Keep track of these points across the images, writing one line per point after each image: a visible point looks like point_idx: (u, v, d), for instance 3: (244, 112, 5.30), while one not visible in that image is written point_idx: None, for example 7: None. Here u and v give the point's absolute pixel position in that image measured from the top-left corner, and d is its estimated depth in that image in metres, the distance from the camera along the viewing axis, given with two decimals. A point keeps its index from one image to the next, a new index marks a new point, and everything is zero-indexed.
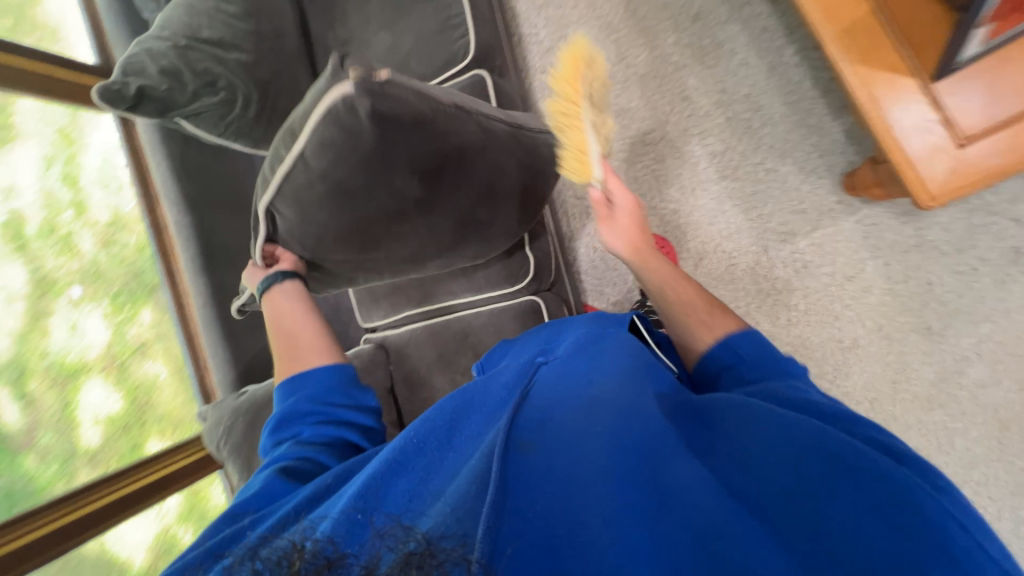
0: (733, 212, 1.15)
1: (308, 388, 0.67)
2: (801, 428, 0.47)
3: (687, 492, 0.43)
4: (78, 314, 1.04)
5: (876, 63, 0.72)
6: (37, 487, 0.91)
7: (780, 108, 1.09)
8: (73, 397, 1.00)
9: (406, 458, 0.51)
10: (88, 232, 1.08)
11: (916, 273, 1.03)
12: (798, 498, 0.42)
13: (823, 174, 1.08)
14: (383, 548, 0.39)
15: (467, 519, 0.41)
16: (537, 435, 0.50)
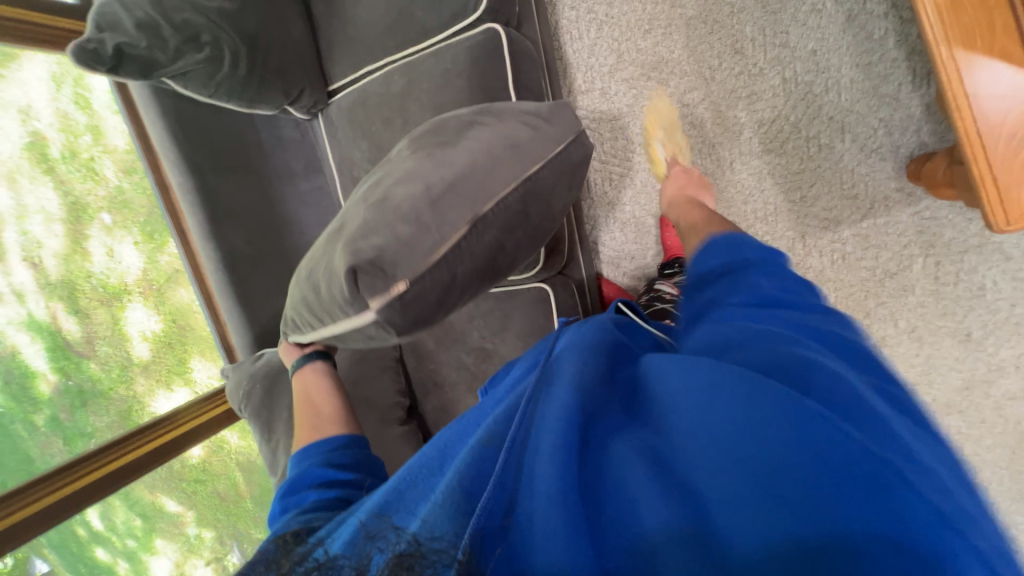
0: (773, 191, 1.03)
1: (315, 451, 0.70)
2: (716, 372, 0.42)
3: (629, 466, 0.39)
4: (111, 238, 1.07)
5: (983, 50, 0.59)
6: (103, 389, 1.02)
7: (850, 70, 0.93)
8: (120, 315, 1.06)
9: (411, 476, 0.52)
10: (108, 157, 1.06)
11: (968, 276, 0.94)
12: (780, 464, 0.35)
13: (885, 155, 0.94)
14: (371, 550, 0.40)
15: (439, 513, 0.39)
16: (500, 429, 0.47)
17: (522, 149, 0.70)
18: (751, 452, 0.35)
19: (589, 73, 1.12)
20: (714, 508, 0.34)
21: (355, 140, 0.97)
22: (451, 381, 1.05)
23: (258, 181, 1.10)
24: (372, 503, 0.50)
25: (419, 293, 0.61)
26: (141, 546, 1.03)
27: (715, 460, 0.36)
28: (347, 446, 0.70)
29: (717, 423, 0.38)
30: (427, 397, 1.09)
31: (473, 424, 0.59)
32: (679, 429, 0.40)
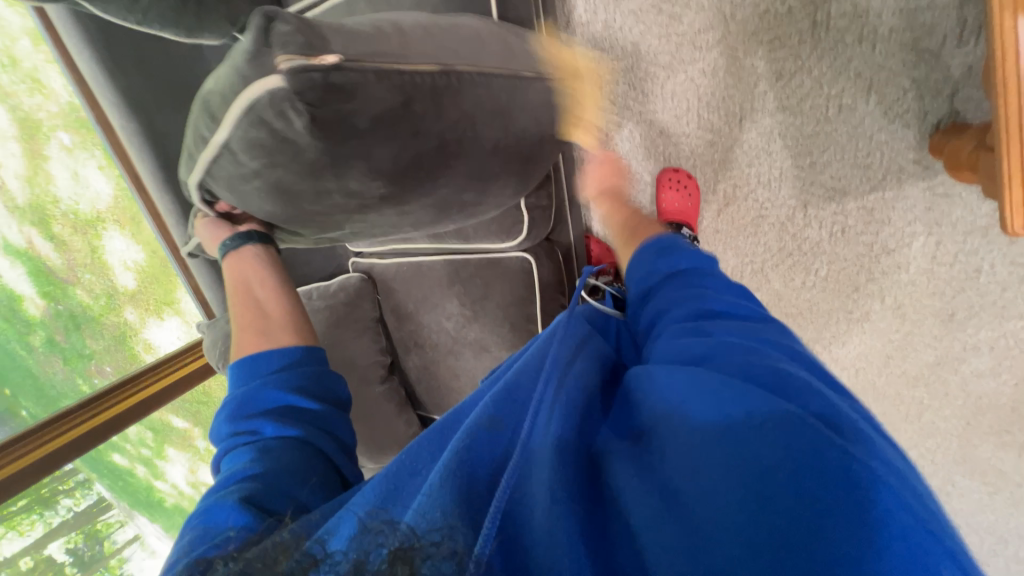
0: (781, 155, 0.94)
1: (267, 370, 0.65)
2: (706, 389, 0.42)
3: (629, 473, 0.39)
4: (74, 161, 0.99)
5: None
6: (95, 317, 1.03)
7: (891, 17, 0.81)
8: (97, 243, 1.03)
9: (413, 461, 0.43)
10: (51, 65, 0.93)
11: (967, 257, 0.90)
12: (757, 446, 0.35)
13: (910, 122, 0.85)
14: (370, 544, 0.31)
15: (448, 508, 0.34)
16: (500, 410, 0.44)
17: (514, 57, 0.70)
18: (743, 452, 0.35)
19: (591, 1, 0.97)
20: (706, 518, 0.34)
21: None
22: (431, 343, 1.04)
23: None
24: (372, 491, 0.41)
25: (355, 81, 0.51)
26: (155, 454, 1.10)
27: (702, 471, 0.36)
28: (300, 363, 0.66)
29: (712, 430, 0.38)
30: (408, 355, 1.09)
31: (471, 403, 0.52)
32: (677, 436, 0.40)
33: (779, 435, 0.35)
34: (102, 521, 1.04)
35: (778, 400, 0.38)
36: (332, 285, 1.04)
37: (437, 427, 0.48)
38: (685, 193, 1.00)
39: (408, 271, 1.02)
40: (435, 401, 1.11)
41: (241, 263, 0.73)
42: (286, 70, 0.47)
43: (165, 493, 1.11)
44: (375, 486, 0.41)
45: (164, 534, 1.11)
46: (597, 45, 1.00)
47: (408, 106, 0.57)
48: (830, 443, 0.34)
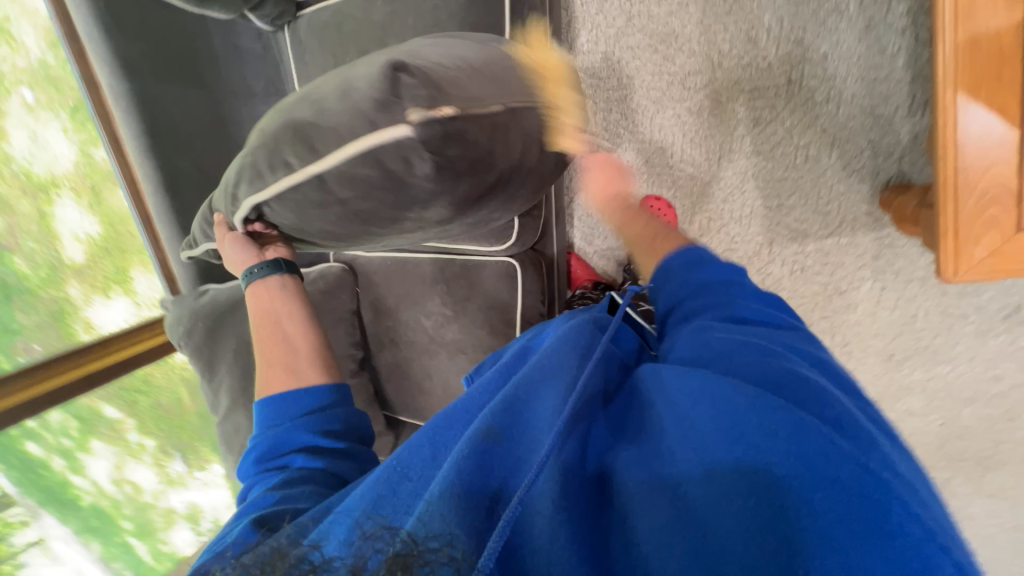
0: (753, 195, 1.02)
1: (298, 412, 0.61)
2: (711, 390, 0.42)
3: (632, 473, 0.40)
4: (34, 120, 0.95)
5: (983, 102, 0.57)
6: (30, 289, 0.97)
7: (854, 84, 0.91)
8: (48, 211, 0.98)
9: (405, 465, 0.44)
10: (28, 19, 0.90)
11: (906, 303, 1.00)
12: (769, 447, 0.36)
13: (865, 179, 0.95)
14: (368, 553, 0.35)
15: (450, 516, 0.35)
16: (499, 420, 0.43)
17: (555, 83, 0.71)
18: (754, 454, 0.36)
19: (593, 33, 1.04)
20: (712, 515, 0.35)
21: (325, 69, 0.87)
22: (407, 340, 1.04)
23: (207, 94, 0.96)
24: (366, 492, 0.42)
25: (458, 135, 0.54)
26: (77, 447, 1.05)
27: (703, 465, 0.37)
28: (335, 404, 0.63)
29: (722, 429, 0.38)
30: (381, 351, 1.08)
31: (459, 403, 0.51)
32: (679, 438, 0.40)
33: (791, 440, 0.35)
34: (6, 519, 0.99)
35: (790, 406, 0.39)
36: (313, 275, 1.04)
37: (432, 429, 0.48)
38: (664, 220, 1.05)
39: (391, 267, 1.02)
40: (404, 400, 1.10)
41: (269, 294, 0.72)
42: (416, 122, 0.51)
43: (83, 491, 1.06)
44: (369, 487, 0.42)
45: (71, 538, 1.08)
46: (594, 73, 1.06)
47: (492, 152, 0.59)
48: (824, 441, 0.35)
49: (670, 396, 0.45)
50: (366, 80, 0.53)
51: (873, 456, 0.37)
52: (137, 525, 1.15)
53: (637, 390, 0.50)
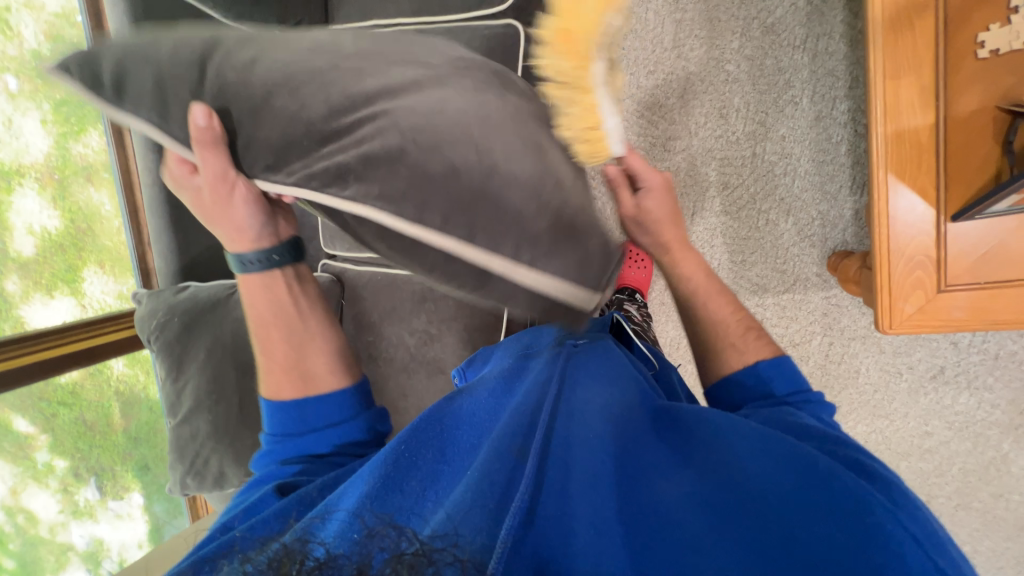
0: (720, 249, 1.14)
1: (320, 419, 0.66)
2: (768, 452, 0.47)
3: (675, 499, 0.43)
4: (14, 108, 0.96)
5: (910, 182, 0.69)
6: None
7: (807, 162, 1.06)
8: (5, 199, 0.96)
9: (411, 454, 0.47)
10: (31, 14, 0.95)
11: (850, 359, 1.10)
12: (823, 507, 0.41)
13: (814, 244, 1.08)
14: (376, 548, 0.34)
15: (470, 514, 0.38)
16: (531, 440, 0.47)
17: None
18: (809, 512, 0.41)
19: None
20: (776, 545, 0.38)
21: None
22: (387, 357, 1.04)
23: None
24: (368, 479, 0.44)
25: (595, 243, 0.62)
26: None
27: (753, 503, 0.42)
28: (361, 413, 0.69)
29: (780, 488, 0.43)
30: (358, 366, 1.06)
31: (476, 415, 0.55)
32: (731, 477, 0.44)
33: (855, 515, 0.40)
34: None
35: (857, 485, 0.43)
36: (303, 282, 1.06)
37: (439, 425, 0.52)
38: (640, 265, 1.14)
39: (381, 282, 1.05)
40: None
41: (270, 285, 0.66)
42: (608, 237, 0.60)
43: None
44: (371, 474, 0.44)
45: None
46: None
47: None
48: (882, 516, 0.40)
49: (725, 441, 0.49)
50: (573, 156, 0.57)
51: (923, 524, 0.42)
52: (20, 564, 1.03)
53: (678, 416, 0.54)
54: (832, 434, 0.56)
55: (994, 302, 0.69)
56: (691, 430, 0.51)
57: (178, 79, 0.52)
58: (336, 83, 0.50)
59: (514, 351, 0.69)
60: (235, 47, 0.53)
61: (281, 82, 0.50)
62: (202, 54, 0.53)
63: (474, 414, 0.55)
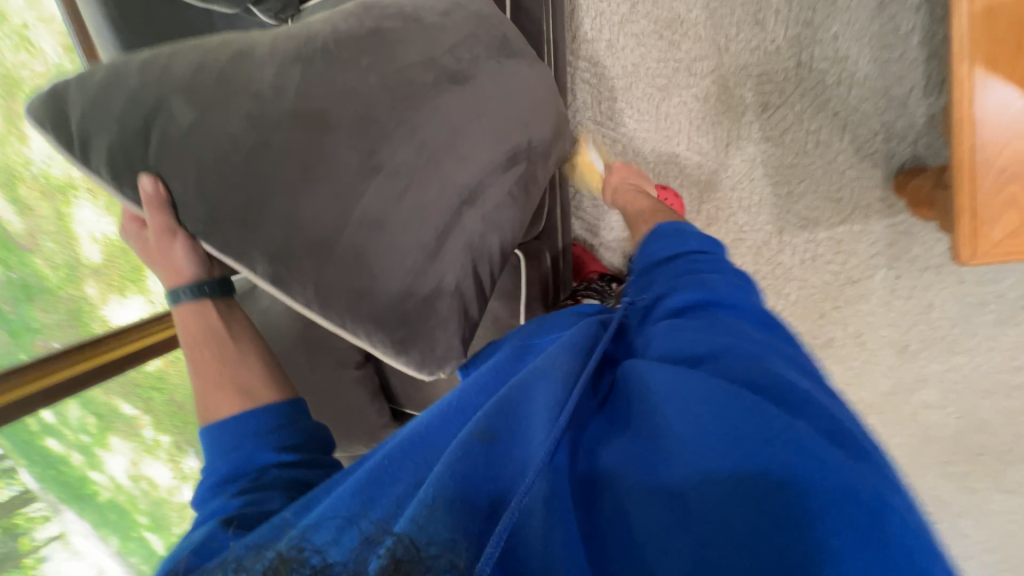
0: (762, 182, 1.00)
1: (256, 434, 0.58)
2: (710, 397, 0.39)
3: (629, 478, 0.38)
4: None
5: (1000, 74, 0.55)
6: (51, 288, 0.92)
7: (867, 65, 0.88)
8: (65, 211, 0.96)
9: (396, 465, 0.45)
10: (44, 27, 0.93)
11: (922, 292, 0.97)
12: (765, 458, 0.34)
13: (878, 163, 0.92)
14: (371, 557, 0.35)
15: (445, 519, 0.35)
16: (494, 420, 0.43)
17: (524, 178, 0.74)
18: (760, 469, 0.33)
19: (597, 20, 1.02)
20: (724, 527, 0.32)
21: None
22: None
23: None
24: (359, 482, 0.43)
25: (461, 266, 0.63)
26: (95, 442, 0.95)
27: (701, 469, 0.35)
28: (297, 423, 0.61)
29: (723, 442, 0.35)
30: None
31: (460, 410, 0.51)
32: (672, 442, 0.37)
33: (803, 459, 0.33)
34: (24, 514, 0.89)
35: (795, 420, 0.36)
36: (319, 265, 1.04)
37: (427, 424, 0.49)
38: (672, 209, 1.04)
39: None
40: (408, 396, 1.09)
41: (200, 312, 0.65)
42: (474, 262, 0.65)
43: (99, 486, 0.98)
44: (356, 485, 0.43)
45: (91, 531, 0.99)
46: (598, 62, 1.05)
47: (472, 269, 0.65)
48: (839, 463, 0.33)
49: (664, 395, 0.41)
50: (443, 191, 0.61)
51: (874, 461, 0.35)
52: (153, 521, 1.05)
53: (623, 382, 0.48)
54: (754, 339, 0.49)
55: None
56: (636, 392, 0.44)
57: (128, 145, 0.56)
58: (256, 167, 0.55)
59: (514, 344, 0.65)
60: (173, 113, 0.55)
61: (212, 172, 0.56)
62: (155, 106, 0.55)
63: (458, 411, 0.51)
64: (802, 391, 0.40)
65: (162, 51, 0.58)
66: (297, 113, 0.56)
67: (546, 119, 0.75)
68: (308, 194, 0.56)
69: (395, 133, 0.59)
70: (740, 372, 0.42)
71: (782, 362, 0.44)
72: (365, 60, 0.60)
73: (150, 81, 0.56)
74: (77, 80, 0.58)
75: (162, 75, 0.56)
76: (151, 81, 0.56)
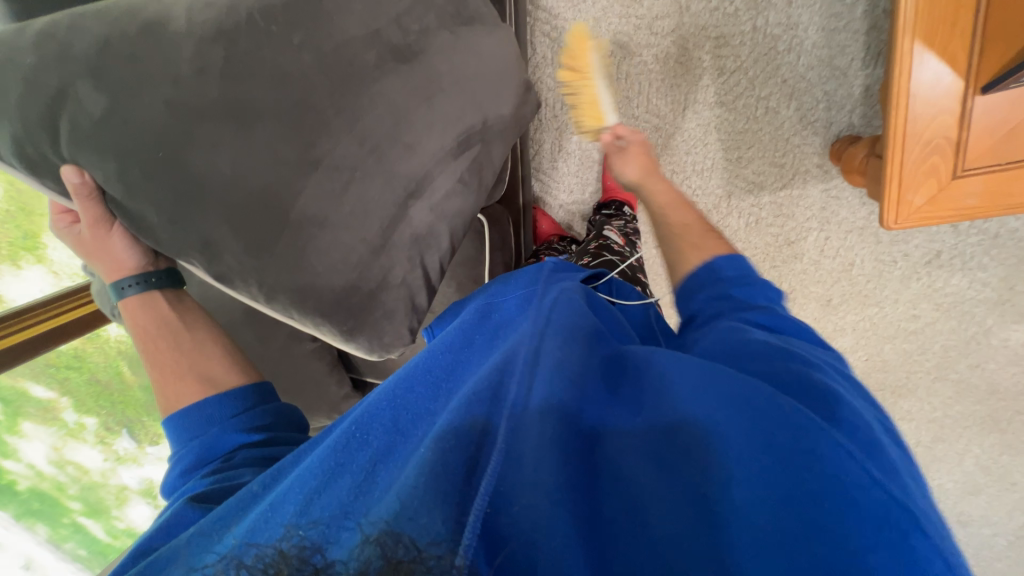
0: (714, 147, 1.03)
1: (221, 418, 0.56)
2: (735, 394, 0.40)
3: (638, 465, 0.38)
4: None
5: (937, 50, 0.58)
6: None
7: (815, 33, 0.91)
8: None
9: (364, 431, 0.45)
10: None
11: (846, 252, 1.07)
12: (791, 458, 0.36)
13: (819, 131, 0.98)
14: (365, 551, 0.34)
15: (433, 507, 0.34)
16: (480, 401, 0.43)
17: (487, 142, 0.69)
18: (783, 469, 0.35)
19: None
20: (755, 525, 0.34)
21: None
22: None
23: None
24: (324, 454, 0.43)
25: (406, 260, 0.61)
26: (3, 429, 0.95)
27: (728, 467, 0.36)
28: (265, 406, 0.59)
29: (750, 441, 0.37)
30: None
31: (430, 376, 0.52)
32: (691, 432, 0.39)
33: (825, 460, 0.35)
34: None
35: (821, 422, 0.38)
36: None
37: (392, 394, 0.49)
38: None
39: None
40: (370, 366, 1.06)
41: (148, 303, 0.64)
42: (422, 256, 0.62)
43: (15, 476, 0.96)
44: (325, 458, 0.42)
45: (12, 523, 0.96)
46: (558, 14, 1.00)
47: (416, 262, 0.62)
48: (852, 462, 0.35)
49: (685, 389, 0.42)
50: (386, 183, 0.57)
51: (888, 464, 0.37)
52: (88, 506, 1.04)
53: (636, 369, 0.48)
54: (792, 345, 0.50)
55: (1012, 185, 0.63)
56: (649, 381, 0.46)
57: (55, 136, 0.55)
58: (179, 158, 0.53)
59: (480, 304, 0.65)
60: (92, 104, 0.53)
61: (135, 166, 0.54)
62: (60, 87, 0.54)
63: (424, 379, 0.51)
64: (843, 403, 0.41)
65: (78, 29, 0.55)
66: (223, 83, 0.53)
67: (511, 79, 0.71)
68: (239, 184, 0.53)
69: (333, 123, 0.54)
70: (778, 374, 0.44)
71: (820, 371, 0.45)
72: (297, 36, 0.54)
73: (51, 61, 0.54)
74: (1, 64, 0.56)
75: (83, 61, 0.54)
76: (52, 59, 0.54)
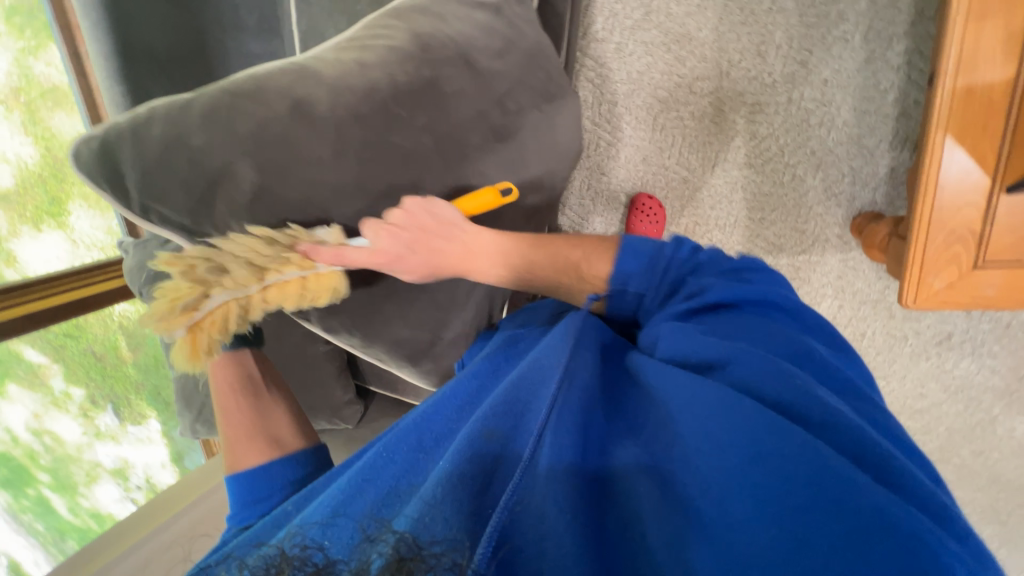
0: (739, 205, 1.06)
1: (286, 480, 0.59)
2: (719, 406, 0.42)
3: (640, 479, 0.40)
4: None
5: (970, 145, 0.61)
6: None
7: (848, 112, 0.96)
8: None
9: (390, 451, 0.46)
10: None
11: (858, 322, 1.09)
12: (772, 469, 0.36)
13: (841, 204, 1.02)
14: (372, 553, 0.34)
15: (445, 517, 0.36)
16: (501, 423, 0.46)
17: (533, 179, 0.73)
18: (770, 480, 0.35)
19: (609, 20, 1.03)
20: (745, 537, 0.33)
21: (331, 13, 0.82)
22: None
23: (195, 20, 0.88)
24: (352, 474, 0.44)
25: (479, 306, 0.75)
26: None
27: (717, 475, 0.37)
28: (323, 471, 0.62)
29: (736, 452, 0.38)
30: None
31: (453, 398, 0.53)
32: (682, 443, 0.40)
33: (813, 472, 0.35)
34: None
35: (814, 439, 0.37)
36: None
37: (420, 415, 0.51)
38: (652, 220, 1.08)
39: None
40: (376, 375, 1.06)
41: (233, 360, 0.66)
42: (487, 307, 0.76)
43: None
44: (349, 479, 0.43)
45: None
46: (606, 66, 1.06)
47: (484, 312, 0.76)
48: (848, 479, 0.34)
49: (677, 403, 0.44)
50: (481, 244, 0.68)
51: (915, 493, 0.36)
52: (56, 479, 1.02)
53: (643, 383, 0.50)
54: (775, 349, 0.49)
55: None
56: (652, 396, 0.48)
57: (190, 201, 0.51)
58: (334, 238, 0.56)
59: (504, 336, 0.66)
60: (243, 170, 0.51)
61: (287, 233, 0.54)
62: (222, 170, 0.51)
63: (446, 401, 0.53)
64: (840, 413, 0.40)
65: (215, 91, 0.53)
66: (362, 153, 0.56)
67: (556, 123, 0.75)
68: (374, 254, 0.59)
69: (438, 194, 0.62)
70: (767, 385, 0.44)
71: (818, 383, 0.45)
72: (422, 118, 0.60)
73: (214, 140, 0.51)
74: (130, 128, 0.51)
75: (228, 132, 0.51)
76: (217, 139, 0.51)
